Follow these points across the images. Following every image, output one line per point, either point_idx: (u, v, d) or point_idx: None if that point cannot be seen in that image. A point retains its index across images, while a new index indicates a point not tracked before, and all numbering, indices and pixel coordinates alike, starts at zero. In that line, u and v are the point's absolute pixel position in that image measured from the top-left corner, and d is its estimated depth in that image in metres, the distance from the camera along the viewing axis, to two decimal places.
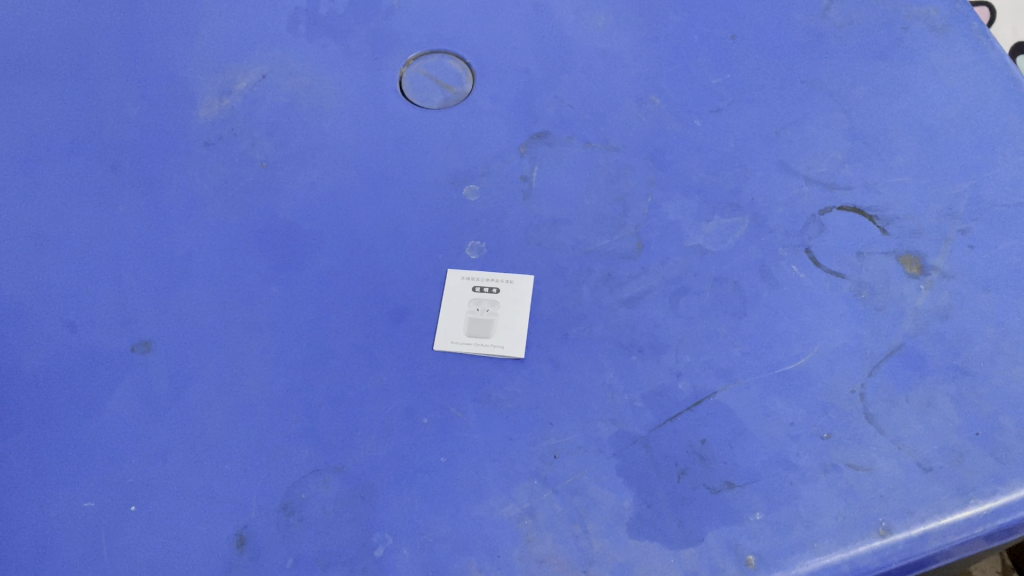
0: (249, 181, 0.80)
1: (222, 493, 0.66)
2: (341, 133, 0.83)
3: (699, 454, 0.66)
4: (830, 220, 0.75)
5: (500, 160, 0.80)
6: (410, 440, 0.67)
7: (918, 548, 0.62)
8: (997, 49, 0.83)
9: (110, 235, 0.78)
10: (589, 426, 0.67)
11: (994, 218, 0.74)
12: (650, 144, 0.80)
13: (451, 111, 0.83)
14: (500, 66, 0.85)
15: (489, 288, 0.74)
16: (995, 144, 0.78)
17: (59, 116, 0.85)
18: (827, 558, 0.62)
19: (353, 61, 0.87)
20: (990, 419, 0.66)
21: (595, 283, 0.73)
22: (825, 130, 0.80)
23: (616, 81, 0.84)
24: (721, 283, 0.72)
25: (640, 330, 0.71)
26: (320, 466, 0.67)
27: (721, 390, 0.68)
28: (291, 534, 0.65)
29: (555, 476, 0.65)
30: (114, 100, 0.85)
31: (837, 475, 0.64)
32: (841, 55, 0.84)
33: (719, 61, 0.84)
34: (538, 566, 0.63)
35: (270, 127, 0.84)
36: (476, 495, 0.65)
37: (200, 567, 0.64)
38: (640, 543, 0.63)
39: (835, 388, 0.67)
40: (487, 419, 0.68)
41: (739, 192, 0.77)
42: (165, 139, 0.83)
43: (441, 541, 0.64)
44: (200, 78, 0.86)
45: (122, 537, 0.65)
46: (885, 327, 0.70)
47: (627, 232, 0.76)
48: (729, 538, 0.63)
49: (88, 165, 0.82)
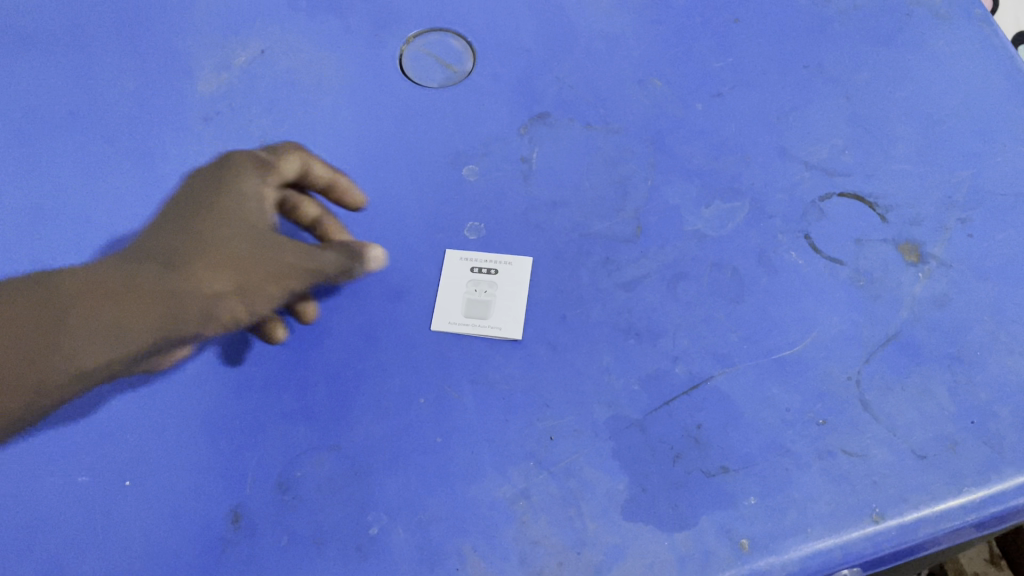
0: (247, 157, 0.80)
1: (218, 470, 0.66)
2: (340, 111, 0.82)
3: (694, 438, 0.66)
4: (829, 207, 0.75)
5: (499, 141, 0.80)
6: (408, 421, 0.67)
7: (909, 535, 0.62)
8: (1000, 38, 0.83)
9: (107, 210, 0.77)
10: (584, 408, 0.67)
11: (993, 208, 0.74)
12: (650, 127, 0.80)
13: (451, 91, 0.82)
14: (501, 45, 0.84)
15: (487, 268, 0.74)
16: (995, 133, 0.77)
17: (55, 88, 0.84)
18: (820, 543, 0.62)
19: (352, 38, 0.86)
20: (984, 408, 0.66)
21: (594, 266, 0.73)
22: (827, 117, 0.79)
23: (618, 63, 0.83)
24: (719, 268, 0.72)
25: (637, 313, 0.71)
26: (316, 444, 0.67)
27: (717, 374, 0.68)
28: (286, 512, 0.65)
29: (550, 459, 0.66)
30: (110, 72, 0.84)
31: (831, 461, 0.65)
32: (845, 40, 0.83)
33: (722, 44, 0.83)
34: (532, 547, 0.63)
35: (268, 103, 0.83)
36: (471, 477, 0.65)
37: (194, 543, 0.64)
38: (634, 526, 0.63)
39: (832, 375, 0.68)
40: (483, 399, 0.68)
41: (739, 178, 0.77)
42: (162, 115, 0.82)
43: (435, 521, 0.64)
44: (198, 52, 0.85)
45: (117, 512, 0.65)
46: (882, 314, 0.70)
47: (626, 216, 0.75)
48: (723, 522, 0.63)
49: (86, 140, 0.81)
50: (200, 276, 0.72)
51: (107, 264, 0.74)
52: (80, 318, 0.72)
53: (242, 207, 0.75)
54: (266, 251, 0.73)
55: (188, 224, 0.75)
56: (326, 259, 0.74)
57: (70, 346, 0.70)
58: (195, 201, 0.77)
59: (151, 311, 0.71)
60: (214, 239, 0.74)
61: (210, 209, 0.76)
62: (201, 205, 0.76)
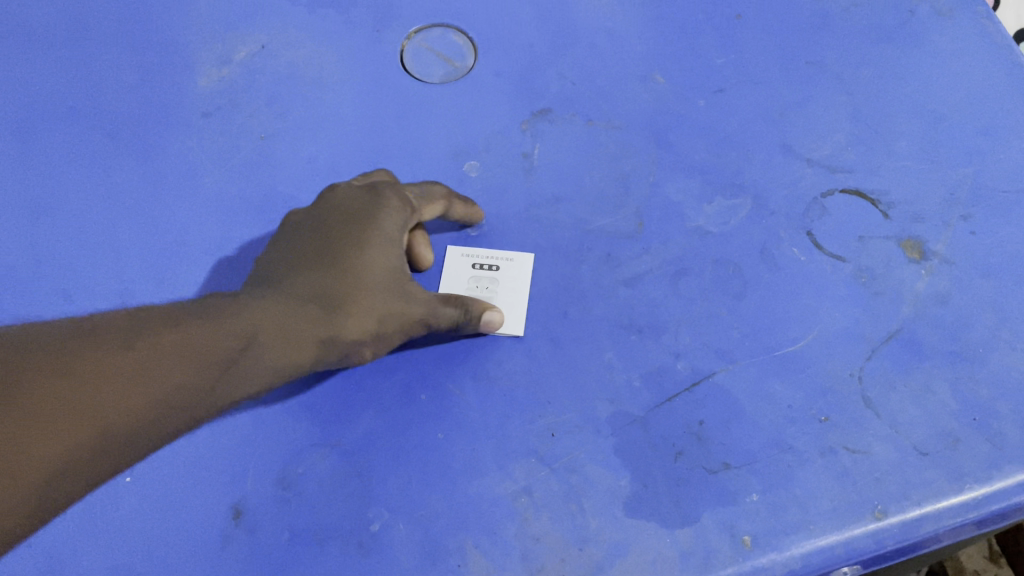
0: (248, 153, 0.80)
1: (219, 466, 0.66)
2: (341, 107, 0.82)
3: (696, 435, 0.66)
4: (832, 204, 0.75)
5: (501, 137, 0.79)
6: (409, 417, 0.67)
7: (911, 532, 0.62)
8: (1002, 34, 0.82)
9: (108, 206, 0.77)
10: (586, 404, 0.67)
11: (995, 204, 0.74)
12: (652, 123, 0.79)
13: (452, 87, 0.82)
14: (503, 41, 0.84)
15: (488, 265, 0.74)
16: (997, 130, 0.77)
17: (55, 83, 0.83)
18: (822, 540, 0.62)
19: (353, 33, 0.85)
20: (986, 405, 0.66)
21: (596, 263, 0.73)
22: (829, 113, 0.79)
23: (620, 59, 0.83)
24: (721, 265, 0.72)
25: (639, 309, 0.71)
26: (318, 440, 0.67)
27: (719, 371, 0.68)
28: (287, 508, 0.65)
29: (552, 455, 0.65)
30: (110, 67, 0.84)
31: (833, 458, 0.64)
32: (847, 36, 0.83)
33: (725, 40, 0.83)
34: (534, 543, 0.63)
35: (269, 99, 0.82)
36: (472, 473, 0.65)
37: (194, 539, 0.64)
38: (636, 523, 0.63)
39: (834, 371, 0.67)
40: (485, 396, 0.68)
41: (741, 174, 0.76)
42: (163, 110, 0.82)
43: (437, 518, 0.64)
44: (199, 46, 0.85)
45: (117, 508, 0.65)
46: (884, 311, 0.70)
47: (628, 212, 0.75)
48: (725, 519, 0.63)
49: (86, 135, 0.81)
50: (349, 319, 0.65)
51: (266, 300, 0.64)
52: (247, 358, 0.62)
53: (370, 248, 0.67)
54: (415, 291, 0.68)
55: (342, 261, 0.66)
56: (452, 312, 0.67)
57: (225, 390, 0.62)
58: (344, 231, 0.68)
59: (307, 349, 0.64)
60: (371, 277, 0.66)
61: (353, 245, 0.67)
62: (343, 239, 0.67)
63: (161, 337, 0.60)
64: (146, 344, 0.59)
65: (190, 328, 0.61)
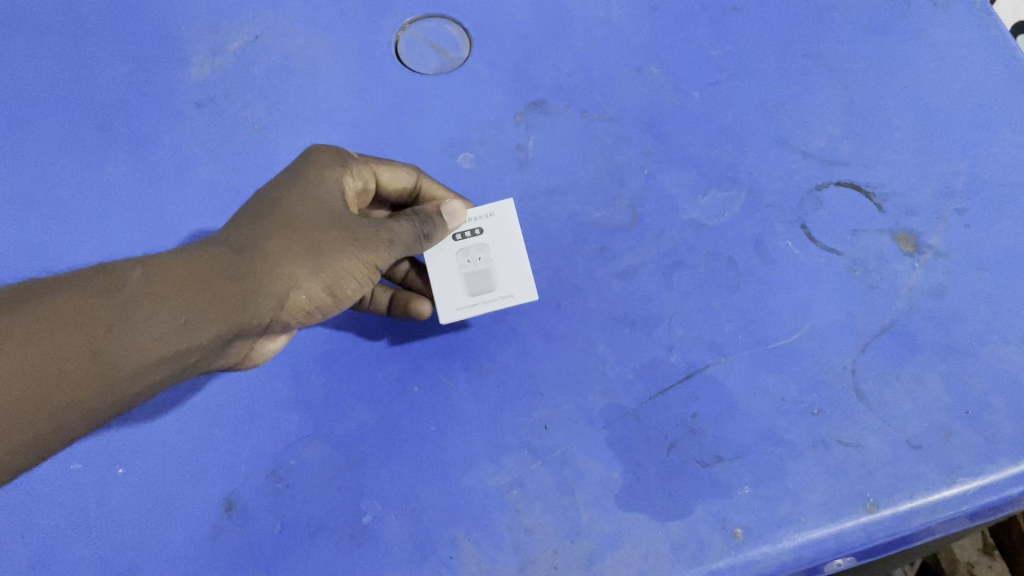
0: (242, 145, 0.79)
1: (212, 458, 0.66)
2: (335, 98, 0.81)
3: (689, 427, 0.66)
4: (827, 196, 0.74)
5: (495, 128, 0.79)
6: (402, 409, 0.67)
7: (903, 525, 0.62)
8: (999, 27, 0.82)
9: (101, 198, 0.77)
10: (579, 397, 0.67)
11: (990, 198, 0.74)
12: (647, 115, 0.79)
13: (446, 78, 0.81)
14: (497, 31, 0.83)
15: (470, 232, 0.70)
16: (992, 124, 0.77)
17: (46, 72, 0.83)
18: (814, 533, 0.62)
19: (346, 23, 0.85)
20: (979, 399, 0.66)
21: (590, 255, 0.73)
22: (824, 106, 0.79)
23: (615, 50, 0.82)
24: (715, 258, 0.72)
25: (633, 302, 0.71)
26: (310, 431, 0.67)
27: (712, 364, 0.68)
28: (279, 499, 0.65)
29: (544, 448, 0.66)
30: (101, 56, 0.83)
31: (826, 451, 0.64)
32: (844, 28, 0.82)
33: (721, 32, 0.83)
34: (526, 535, 0.63)
35: (262, 89, 0.82)
36: (464, 465, 0.65)
37: (187, 531, 0.64)
38: (628, 515, 0.63)
39: (826, 364, 0.67)
40: (478, 388, 0.68)
41: (736, 167, 0.76)
42: (154, 100, 0.81)
43: (430, 509, 0.64)
44: (191, 36, 0.84)
45: (110, 499, 0.65)
46: (878, 304, 0.70)
47: (622, 204, 0.75)
48: (717, 512, 0.63)
49: (77, 125, 0.80)
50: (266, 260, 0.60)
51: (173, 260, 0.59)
52: (145, 316, 0.55)
53: (292, 201, 0.64)
54: (357, 233, 0.65)
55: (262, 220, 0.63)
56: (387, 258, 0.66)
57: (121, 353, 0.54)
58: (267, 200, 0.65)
59: (220, 296, 0.58)
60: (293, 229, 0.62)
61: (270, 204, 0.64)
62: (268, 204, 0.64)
63: (40, 302, 0.54)
64: (20, 311, 0.53)
65: (75, 293, 0.55)
